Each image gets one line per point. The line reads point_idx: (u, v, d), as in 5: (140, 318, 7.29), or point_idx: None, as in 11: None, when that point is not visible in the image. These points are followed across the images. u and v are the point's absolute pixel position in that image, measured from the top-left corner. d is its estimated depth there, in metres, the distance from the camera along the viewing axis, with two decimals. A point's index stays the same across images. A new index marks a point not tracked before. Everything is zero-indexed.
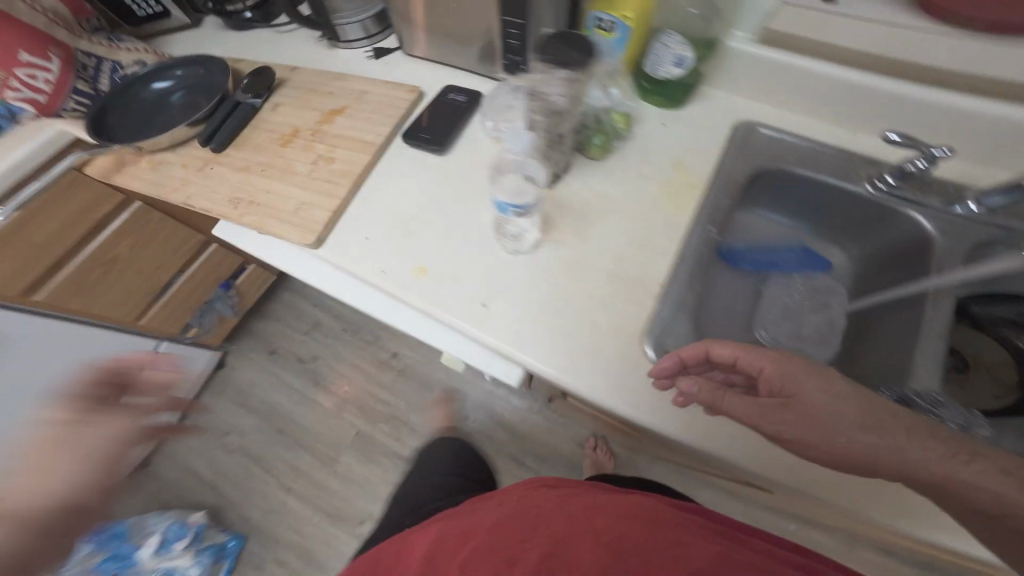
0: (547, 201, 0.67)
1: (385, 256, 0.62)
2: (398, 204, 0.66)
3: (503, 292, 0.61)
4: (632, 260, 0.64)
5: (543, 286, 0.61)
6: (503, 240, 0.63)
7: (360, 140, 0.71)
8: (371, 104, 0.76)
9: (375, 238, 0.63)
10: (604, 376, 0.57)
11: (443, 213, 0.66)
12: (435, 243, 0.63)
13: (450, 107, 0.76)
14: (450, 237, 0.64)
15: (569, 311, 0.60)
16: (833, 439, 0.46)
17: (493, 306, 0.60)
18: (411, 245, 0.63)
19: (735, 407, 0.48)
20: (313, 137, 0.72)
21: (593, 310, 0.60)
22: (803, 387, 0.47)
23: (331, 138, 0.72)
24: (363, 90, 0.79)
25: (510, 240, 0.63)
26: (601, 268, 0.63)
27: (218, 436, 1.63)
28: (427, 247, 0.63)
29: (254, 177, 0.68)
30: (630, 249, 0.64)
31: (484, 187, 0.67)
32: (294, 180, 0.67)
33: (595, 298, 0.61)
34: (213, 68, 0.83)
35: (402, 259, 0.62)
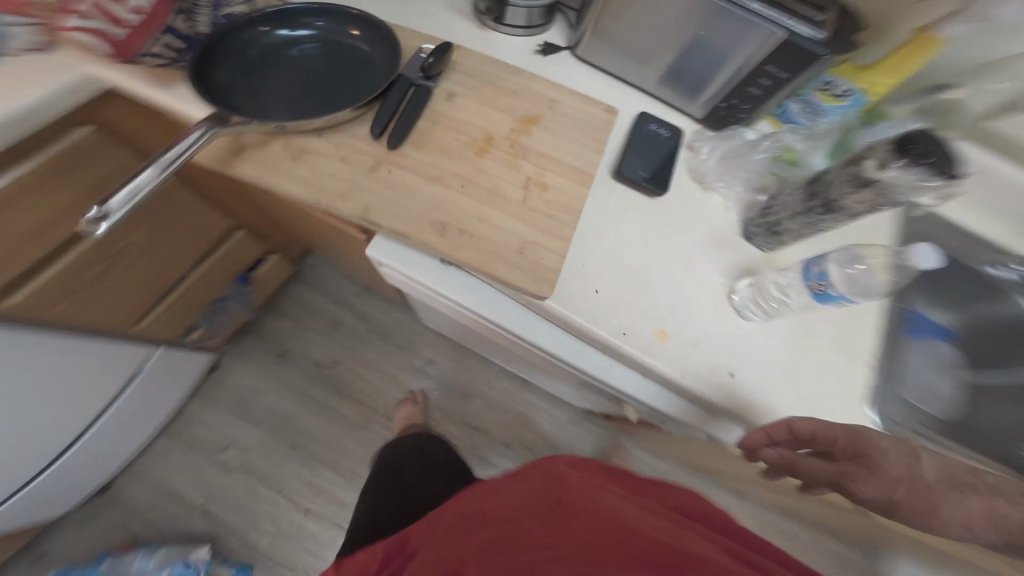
0: (774, 261, 0.65)
1: (625, 310, 0.58)
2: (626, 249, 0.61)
3: (740, 362, 0.59)
4: (851, 332, 0.64)
5: (779, 354, 0.61)
6: (750, 306, 0.61)
7: (574, 168, 0.61)
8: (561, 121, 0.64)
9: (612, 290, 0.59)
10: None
11: (672, 265, 0.62)
12: (673, 299, 0.60)
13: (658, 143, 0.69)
14: (689, 294, 0.61)
15: (803, 381, 0.61)
16: (900, 500, 0.46)
17: (739, 371, 0.59)
18: (642, 294, 0.60)
19: (813, 472, 0.51)
20: (502, 153, 0.59)
21: (823, 381, 0.61)
22: (875, 444, 0.48)
23: (526, 157, 0.60)
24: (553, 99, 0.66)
25: (758, 306, 0.61)
26: (828, 335, 0.63)
27: (205, 446, 1.38)
28: (666, 302, 0.60)
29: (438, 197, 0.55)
30: (844, 319, 0.64)
31: (712, 246, 0.65)
32: (491, 212, 0.55)
33: (822, 369, 0.62)
34: (362, 32, 0.65)
35: (643, 313, 0.58)
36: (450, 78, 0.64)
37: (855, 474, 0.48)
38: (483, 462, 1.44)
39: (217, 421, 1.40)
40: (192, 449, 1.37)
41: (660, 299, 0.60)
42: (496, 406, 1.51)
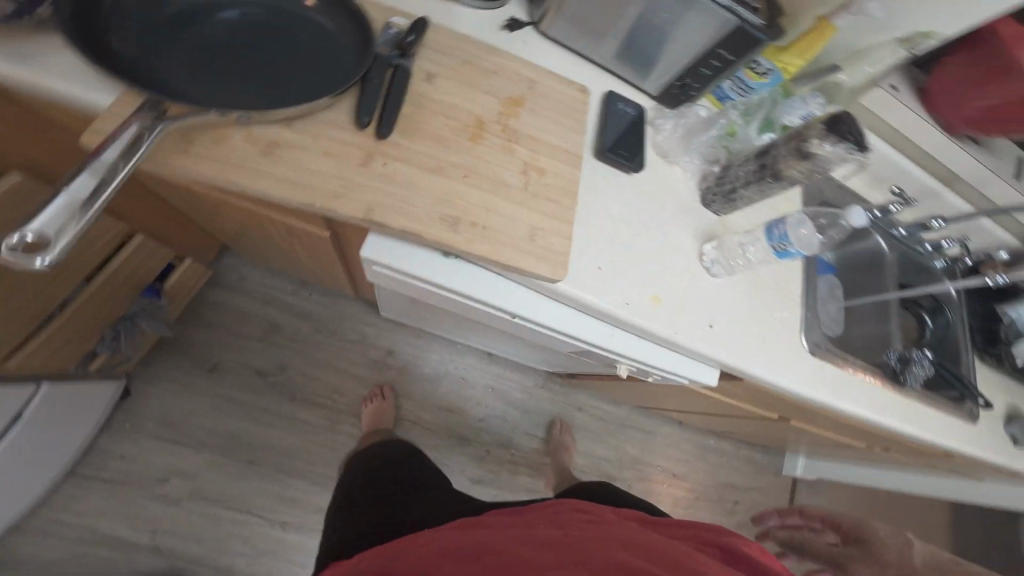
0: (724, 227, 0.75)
1: (615, 282, 0.65)
2: (610, 227, 0.67)
3: (713, 314, 0.70)
4: (783, 281, 0.78)
5: (740, 303, 0.73)
6: (711, 266, 0.71)
7: (566, 151, 0.63)
8: (545, 105, 0.65)
9: (605, 266, 0.65)
10: (782, 374, 0.74)
11: (649, 239, 0.69)
12: (652, 267, 0.68)
13: (625, 123, 0.73)
14: (664, 262, 0.69)
15: (757, 324, 0.74)
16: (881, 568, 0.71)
17: (706, 320, 0.70)
18: (627, 270, 0.66)
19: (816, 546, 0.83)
20: (496, 139, 0.59)
21: (771, 321, 0.75)
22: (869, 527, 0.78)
23: (522, 147, 0.60)
24: (532, 81, 0.66)
25: (716, 264, 0.72)
26: (768, 282, 0.76)
27: (127, 482, 1.17)
28: (646, 272, 0.67)
29: (440, 194, 0.53)
30: (780, 269, 0.79)
31: (677, 216, 0.73)
32: (498, 206, 0.56)
33: (769, 311, 0.75)
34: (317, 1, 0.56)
35: (628, 283, 0.66)
36: (425, 58, 0.60)
37: (854, 558, 0.75)
38: (460, 439, 1.48)
39: (139, 451, 1.19)
40: (109, 488, 1.15)
41: (641, 270, 0.67)
42: (465, 387, 1.51)
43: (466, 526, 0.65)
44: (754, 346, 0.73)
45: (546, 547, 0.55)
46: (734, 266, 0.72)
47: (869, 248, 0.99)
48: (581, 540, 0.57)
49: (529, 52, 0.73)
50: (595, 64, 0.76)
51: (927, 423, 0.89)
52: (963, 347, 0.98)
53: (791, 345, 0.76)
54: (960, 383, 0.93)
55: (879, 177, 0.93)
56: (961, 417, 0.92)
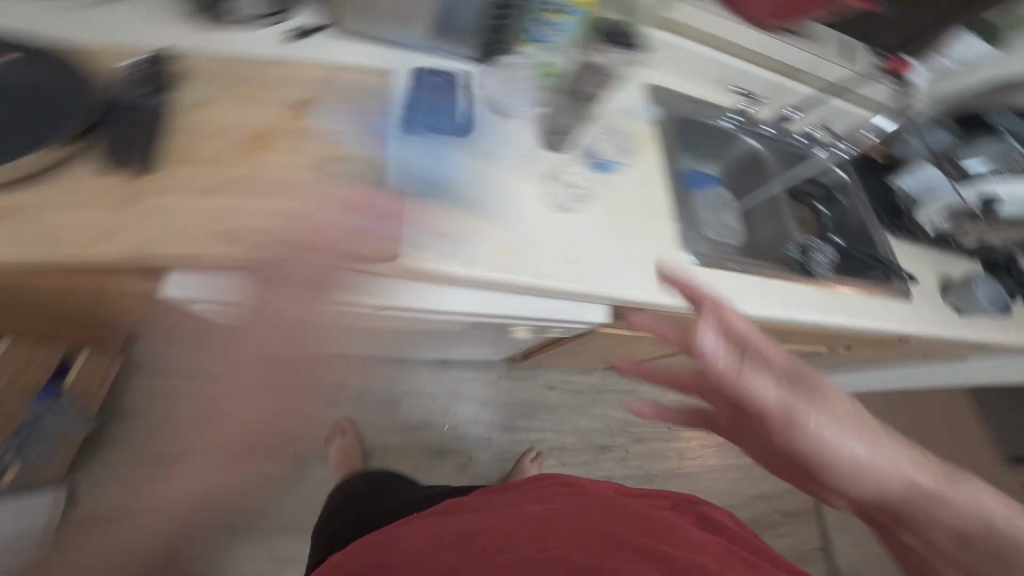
0: (568, 162, 0.75)
1: (455, 242, 0.62)
2: (433, 186, 0.65)
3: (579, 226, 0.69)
4: (644, 197, 0.77)
5: (601, 235, 0.72)
6: (555, 204, 0.71)
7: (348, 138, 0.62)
8: (324, 95, 0.64)
9: (434, 232, 0.62)
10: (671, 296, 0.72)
11: (483, 192, 0.68)
12: (499, 219, 0.67)
13: (422, 87, 0.69)
14: (512, 214, 0.68)
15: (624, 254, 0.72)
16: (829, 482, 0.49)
17: (570, 257, 0.68)
18: (464, 226, 0.64)
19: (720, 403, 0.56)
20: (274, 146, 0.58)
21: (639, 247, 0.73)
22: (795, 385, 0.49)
23: (295, 139, 0.59)
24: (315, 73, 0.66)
25: (562, 200, 0.72)
26: (625, 204, 0.76)
27: None
28: (490, 225, 0.66)
29: (219, 212, 0.54)
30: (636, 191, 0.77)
31: (509, 160, 0.72)
32: (277, 201, 0.55)
33: (638, 232, 0.74)
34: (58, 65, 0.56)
35: (471, 238, 0.64)
36: (190, 83, 0.60)
37: (814, 483, 0.53)
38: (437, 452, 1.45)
39: None
40: None
41: (484, 225, 0.65)
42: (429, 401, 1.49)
43: (429, 520, 0.63)
44: (628, 276, 0.70)
45: (531, 522, 0.56)
46: (579, 200, 0.73)
47: (733, 154, 0.98)
48: (564, 516, 0.58)
49: (315, 50, 0.69)
50: (383, 42, 0.73)
51: (854, 310, 0.83)
52: (874, 226, 0.96)
53: (670, 264, 0.73)
54: (871, 261, 0.89)
55: (723, 83, 0.94)
56: (894, 295, 0.88)
